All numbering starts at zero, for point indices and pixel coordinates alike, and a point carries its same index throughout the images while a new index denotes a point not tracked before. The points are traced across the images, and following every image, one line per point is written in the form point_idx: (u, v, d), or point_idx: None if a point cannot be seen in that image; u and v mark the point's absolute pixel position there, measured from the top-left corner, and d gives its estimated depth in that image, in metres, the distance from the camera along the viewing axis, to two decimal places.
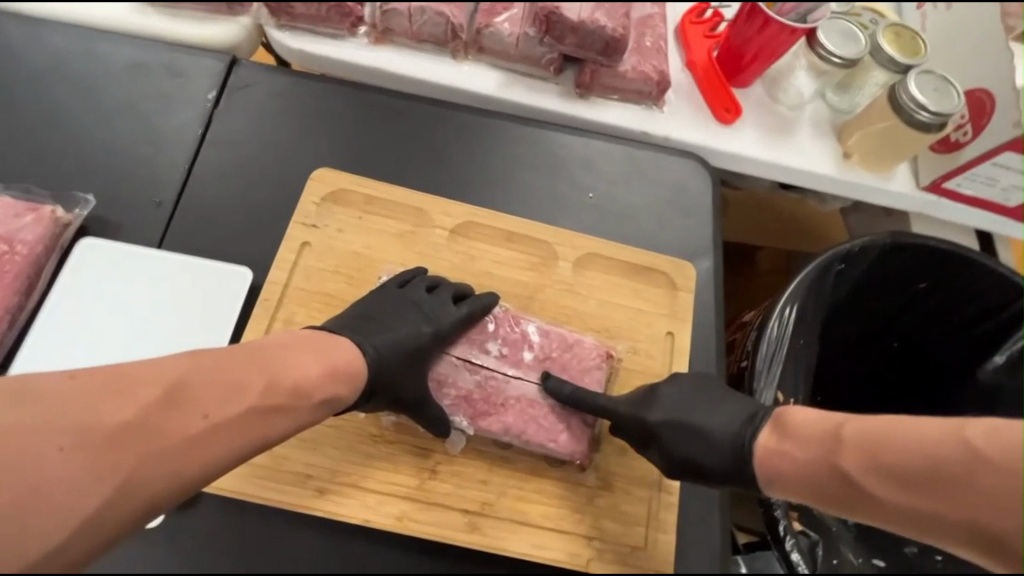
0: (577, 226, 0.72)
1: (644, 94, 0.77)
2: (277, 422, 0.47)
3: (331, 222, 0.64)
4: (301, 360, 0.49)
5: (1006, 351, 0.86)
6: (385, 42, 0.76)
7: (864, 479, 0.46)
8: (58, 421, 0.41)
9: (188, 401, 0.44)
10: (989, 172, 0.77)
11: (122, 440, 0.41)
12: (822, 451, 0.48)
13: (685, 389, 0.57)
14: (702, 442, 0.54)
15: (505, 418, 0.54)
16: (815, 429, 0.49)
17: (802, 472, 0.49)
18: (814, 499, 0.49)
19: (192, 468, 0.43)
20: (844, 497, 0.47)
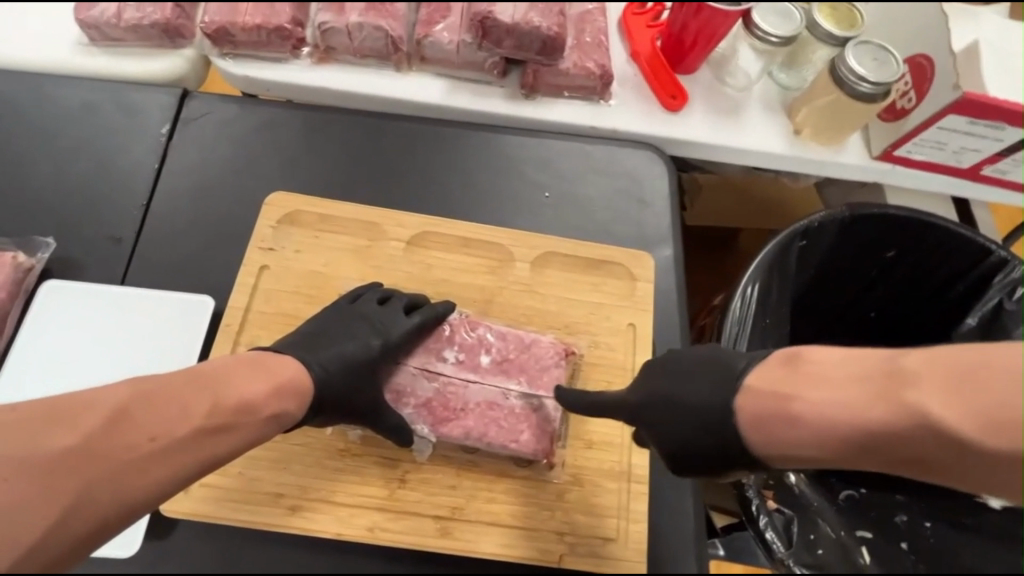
0: (533, 226, 0.72)
1: (588, 90, 0.78)
2: (222, 442, 0.47)
3: (288, 244, 0.64)
4: (244, 380, 0.49)
5: (978, 313, 0.86)
6: (329, 61, 0.78)
7: (942, 417, 0.37)
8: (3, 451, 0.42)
9: (130, 426, 0.44)
10: (937, 136, 0.77)
11: (66, 463, 0.42)
12: (885, 388, 0.40)
13: (672, 364, 0.53)
14: (687, 419, 0.49)
15: (465, 422, 0.55)
16: (871, 370, 0.41)
17: (859, 419, 0.40)
18: (864, 447, 0.40)
19: (136, 488, 0.43)
20: (924, 451, 0.38)
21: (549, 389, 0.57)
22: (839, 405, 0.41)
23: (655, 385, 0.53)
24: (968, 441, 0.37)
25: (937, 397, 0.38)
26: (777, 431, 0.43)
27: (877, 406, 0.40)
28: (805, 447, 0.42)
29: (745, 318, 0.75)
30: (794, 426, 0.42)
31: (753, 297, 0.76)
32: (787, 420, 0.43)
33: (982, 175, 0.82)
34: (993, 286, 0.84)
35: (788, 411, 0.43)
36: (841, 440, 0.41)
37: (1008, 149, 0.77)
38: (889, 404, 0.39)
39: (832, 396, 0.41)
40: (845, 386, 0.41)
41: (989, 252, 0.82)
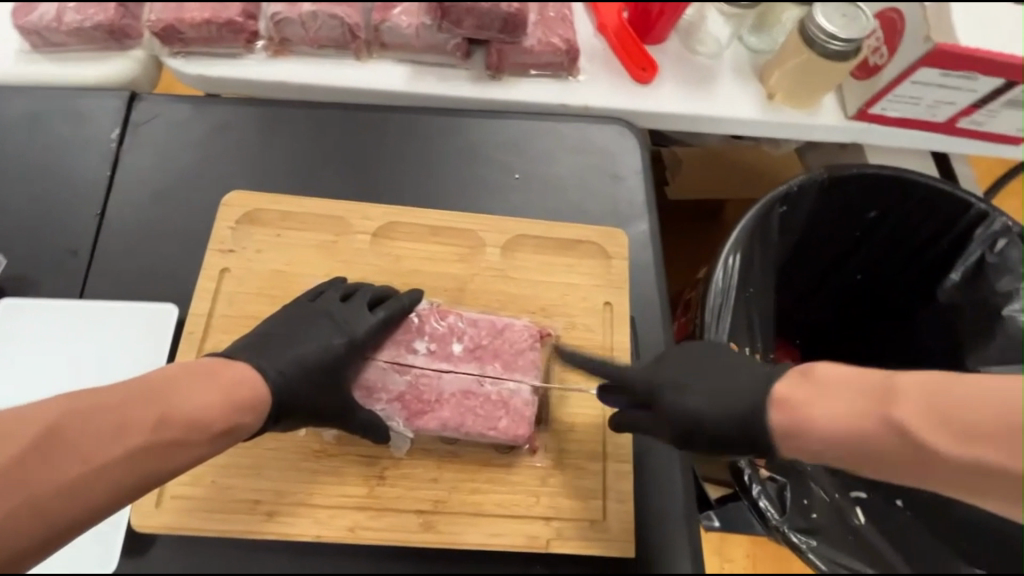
0: (503, 210, 0.71)
1: (556, 65, 0.76)
2: (173, 458, 0.46)
3: (249, 243, 0.62)
4: (194, 391, 0.47)
5: (960, 268, 0.85)
6: (286, 53, 0.75)
7: (924, 432, 0.42)
8: None
9: (73, 437, 0.43)
10: (911, 91, 0.76)
11: (14, 465, 0.42)
12: (877, 403, 0.44)
13: (691, 354, 0.56)
14: (704, 407, 0.53)
15: (442, 414, 0.54)
16: (869, 384, 0.45)
17: (855, 429, 0.45)
18: (860, 455, 0.45)
19: (82, 500, 0.43)
20: (911, 460, 0.43)
21: (524, 372, 0.56)
22: (838, 413, 0.45)
23: (676, 375, 0.54)
24: (945, 454, 0.41)
25: (924, 414, 0.42)
26: (789, 433, 0.48)
27: (869, 416, 0.44)
28: (806, 446, 0.47)
29: (728, 289, 0.74)
30: (804, 430, 0.47)
31: (735, 267, 0.75)
32: (797, 426, 0.47)
33: (956, 128, 0.81)
34: (975, 239, 0.83)
35: (799, 418, 0.47)
36: (841, 445, 0.45)
37: (983, 100, 0.76)
38: (879, 416, 0.44)
39: (834, 409, 0.46)
40: (844, 400, 0.46)
41: (969, 205, 0.81)
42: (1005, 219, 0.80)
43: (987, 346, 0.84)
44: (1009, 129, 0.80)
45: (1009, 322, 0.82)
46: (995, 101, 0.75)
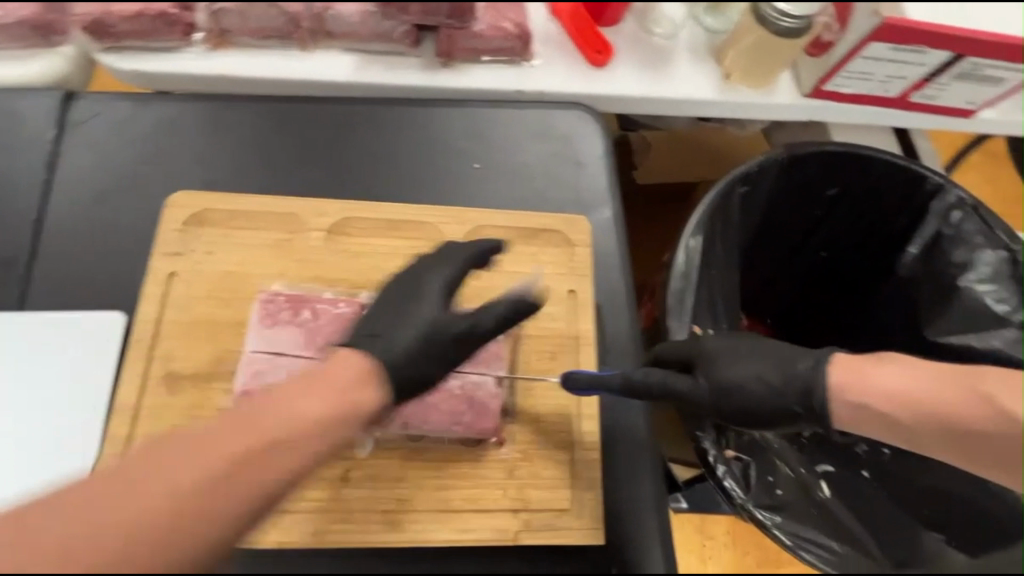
0: (463, 201, 0.69)
1: (509, 51, 0.75)
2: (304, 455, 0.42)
3: (198, 245, 0.59)
4: (299, 399, 0.44)
5: (919, 241, 0.87)
6: (227, 45, 0.73)
7: (1004, 404, 0.53)
8: (98, 501, 0.39)
9: (159, 468, 0.40)
10: (863, 67, 0.76)
11: (71, 510, 0.39)
12: (959, 380, 0.55)
13: (728, 341, 0.61)
14: (759, 371, 0.59)
15: (404, 413, 0.53)
16: (935, 371, 0.56)
17: (922, 395, 0.55)
18: (909, 418, 0.55)
19: (154, 532, 0.38)
20: (951, 423, 0.54)
21: (489, 366, 0.56)
22: (905, 383, 0.55)
23: (722, 345, 0.61)
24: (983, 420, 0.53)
25: (1001, 391, 0.53)
26: (857, 394, 0.56)
27: (947, 389, 0.55)
28: (861, 409, 0.56)
29: (690, 273, 0.75)
30: (872, 389, 0.55)
31: (697, 249, 0.76)
32: (867, 387, 0.56)
33: (911, 102, 0.83)
34: (931, 212, 0.84)
35: (871, 380, 0.56)
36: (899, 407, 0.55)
37: (933, 73, 0.77)
38: (957, 388, 0.54)
39: (913, 379, 0.56)
40: (924, 375, 0.56)
41: (924, 178, 0.83)
42: (959, 192, 0.82)
43: (944, 318, 0.85)
44: (960, 101, 0.81)
45: (966, 294, 0.83)
46: (945, 74, 0.77)
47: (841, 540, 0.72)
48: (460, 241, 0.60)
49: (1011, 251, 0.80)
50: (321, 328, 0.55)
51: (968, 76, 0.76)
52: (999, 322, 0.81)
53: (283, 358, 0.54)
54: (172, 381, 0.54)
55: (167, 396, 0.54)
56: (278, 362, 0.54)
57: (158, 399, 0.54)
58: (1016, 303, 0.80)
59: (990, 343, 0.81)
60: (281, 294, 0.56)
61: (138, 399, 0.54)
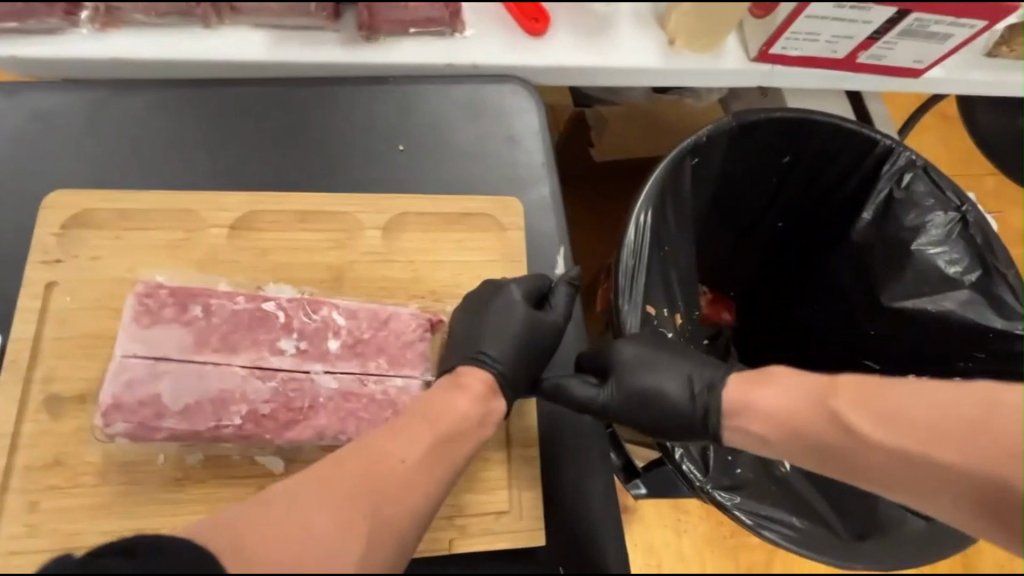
0: (386, 186, 0.64)
1: (435, 21, 0.65)
2: (437, 483, 0.48)
3: (82, 251, 0.57)
4: (411, 432, 0.49)
5: (873, 206, 0.84)
6: (117, 24, 0.63)
7: (854, 415, 0.55)
8: (344, 488, 0.44)
9: (330, 485, 0.44)
10: (808, 27, 0.72)
11: (326, 499, 0.43)
12: (817, 393, 0.57)
13: (648, 350, 0.61)
14: (665, 389, 0.60)
15: (318, 422, 0.52)
16: (805, 386, 0.58)
17: (793, 412, 0.57)
18: (785, 434, 0.57)
19: (392, 513, 0.45)
20: (821, 438, 0.56)
21: (413, 366, 0.55)
22: (781, 402, 0.58)
23: (641, 356, 0.60)
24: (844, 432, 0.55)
25: (851, 402, 0.55)
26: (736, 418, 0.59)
27: (807, 406, 0.57)
28: (743, 431, 0.59)
29: (641, 252, 0.71)
30: (748, 411, 0.59)
31: (648, 225, 0.72)
32: (744, 408, 0.59)
33: (858, 63, 0.80)
34: (884, 175, 0.81)
35: (748, 400, 0.59)
36: (775, 425, 0.57)
37: (878, 31, 0.74)
38: (814, 403, 0.57)
39: (780, 397, 0.58)
40: (792, 391, 0.58)
41: (875, 142, 0.80)
42: (910, 154, 0.80)
43: (898, 280, 0.83)
44: (908, 60, 0.79)
45: (920, 257, 0.81)
46: (890, 32, 0.74)
47: (802, 516, 0.70)
48: (377, 239, 0.61)
49: (962, 212, 0.79)
50: (214, 327, 0.54)
51: (914, 33, 0.74)
52: (952, 283, 0.80)
53: (164, 363, 0.53)
54: (55, 405, 0.53)
55: (48, 422, 0.52)
56: (159, 370, 0.52)
57: (36, 433, 0.52)
58: (969, 263, 0.79)
59: (943, 306, 0.80)
60: (162, 289, 0.54)
61: (15, 427, 0.52)
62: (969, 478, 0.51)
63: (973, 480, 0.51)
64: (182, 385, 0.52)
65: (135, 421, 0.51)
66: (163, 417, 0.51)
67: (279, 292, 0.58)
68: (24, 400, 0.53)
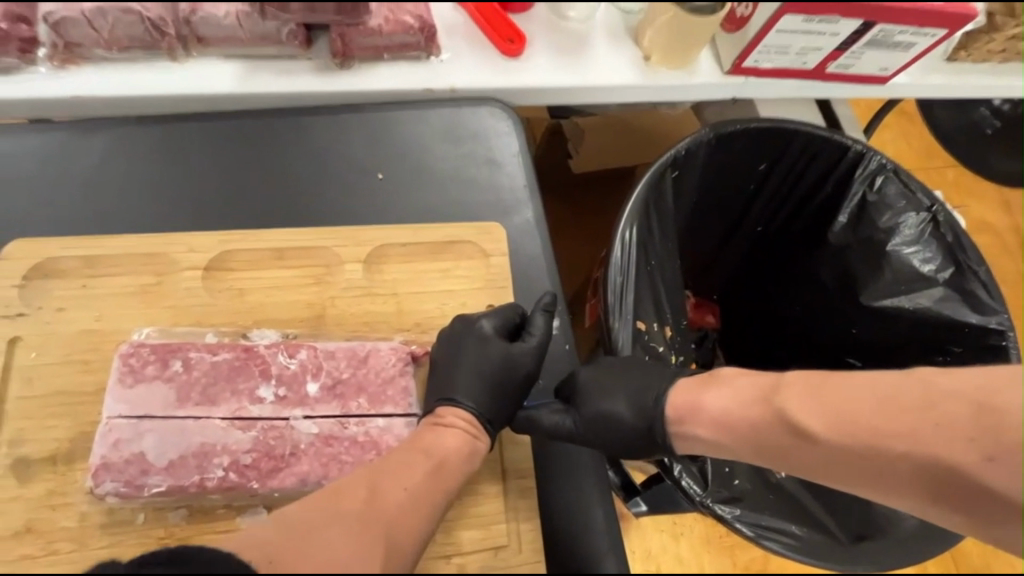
0: (362, 213, 0.63)
1: (411, 47, 0.66)
2: (438, 508, 0.47)
3: (47, 302, 0.55)
4: (410, 461, 0.48)
5: (847, 209, 0.85)
6: (78, 60, 0.63)
7: (796, 413, 0.53)
8: (360, 509, 0.43)
9: (347, 502, 0.43)
10: (778, 41, 0.74)
11: (346, 515, 0.42)
12: (761, 397, 0.56)
13: (602, 369, 0.60)
14: (621, 411, 0.59)
15: (300, 469, 0.50)
16: (751, 390, 0.56)
17: (745, 414, 0.56)
18: (739, 435, 0.56)
19: (406, 533, 0.44)
20: (772, 438, 0.54)
21: (395, 403, 0.54)
22: (730, 405, 0.56)
23: (600, 378, 0.59)
24: (789, 428, 0.54)
25: (797, 399, 0.53)
26: (691, 423, 0.58)
27: (753, 408, 0.55)
28: (697, 437, 0.58)
29: (628, 268, 0.71)
30: (702, 413, 0.57)
31: (633, 240, 0.72)
32: (697, 411, 0.58)
33: (827, 73, 0.81)
34: (856, 179, 0.83)
35: (698, 404, 0.58)
36: (727, 430, 0.56)
37: (846, 43, 0.75)
38: (761, 406, 0.55)
39: (726, 401, 0.57)
40: (737, 395, 0.57)
41: (847, 147, 0.81)
42: (880, 158, 0.81)
43: (877, 281, 0.84)
44: (873, 69, 0.81)
45: (895, 258, 0.83)
46: (857, 43, 0.75)
47: (801, 523, 0.70)
48: (359, 272, 0.59)
49: (932, 213, 0.80)
50: (195, 381, 0.52)
51: (880, 43, 0.75)
52: (927, 281, 0.81)
53: (149, 421, 0.50)
54: (24, 468, 0.50)
55: (18, 487, 0.49)
56: (143, 428, 0.50)
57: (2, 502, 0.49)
58: (942, 262, 0.80)
59: (920, 303, 0.81)
60: (144, 345, 0.52)
61: None
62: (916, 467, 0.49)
63: (912, 472, 0.49)
64: (166, 442, 0.50)
65: (124, 479, 0.48)
66: (149, 475, 0.49)
67: (262, 336, 0.56)
68: None
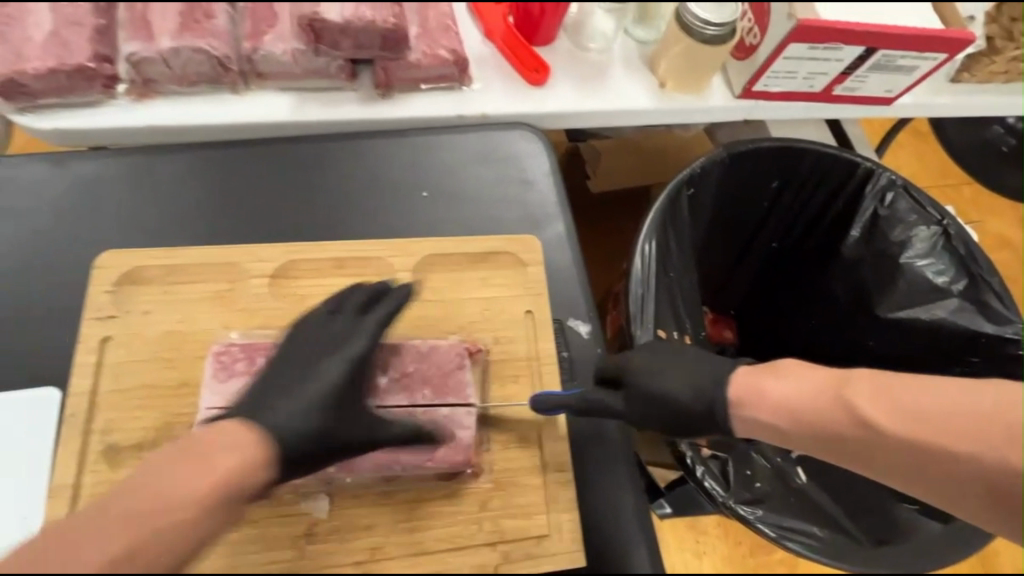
0: (409, 226, 0.69)
1: (447, 78, 0.75)
2: (220, 509, 0.42)
3: (132, 306, 0.61)
4: (188, 468, 0.42)
5: (859, 223, 0.89)
6: (152, 94, 0.72)
7: (863, 407, 0.51)
8: (159, 497, 0.41)
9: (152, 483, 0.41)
10: (786, 66, 0.79)
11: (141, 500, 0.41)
12: (827, 388, 0.54)
13: (654, 353, 0.62)
14: (672, 389, 0.59)
15: (374, 454, 0.56)
16: (816, 380, 0.55)
17: (807, 402, 0.54)
18: (799, 424, 0.54)
19: (184, 528, 0.41)
20: (834, 428, 0.53)
21: (455, 393, 0.59)
22: (793, 392, 0.55)
23: (648, 360, 0.61)
24: (854, 421, 0.52)
25: (865, 394, 0.52)
26: (749, 407, 0.56)
27: (818, 396, 0.54)
28: (757, 423, 0.56)
29: (648, 279, 0.75)
30: (761, 399, 0.56)
31: (653, 253, 0.76)
32: (757, 397, 0.56)
33: (834, 95, 0.86)
34: (866, 195, 0.87)
35: (759, 390, 0.56)
36: (785, 417, 0.54)
37: (850, 67, 0.81)
38: (827, 395, 0.53)
39: (789, 388, 0.55)
40: (800, 383, 0.55)
41: (857, 164, 0.86)
42: (889, 174, 0.85)
43: (892, 294, 0.87)
44: (880, 91, 0.86)
45: (909, 270, 0.86)
46: (861, 67, 0.80)
47: (822, 525, 0.72)
48: (409, 280, 0.65)
49: (943, 226, 0.84)
50: None
51: (883, 67, 0.80)
52: (941, 292, 0.84)
53: (232, 413, 0.55)
54: (114, 455, 0.56)
55: (108, 472, 0.55)
56: (227, 417, 0.55)
57: (95, 486, 0.54)
58: (955, 273, 0.83)
59: (935, 315, 0.84)
60: (234, 344, 0.58)
61: (76, 478, 0.54)
62: (986, 474, 0.47)
63: (978, 479, 0.48)
64: None
65: None
66: None
67: None
68: (85, 452, 0.56)
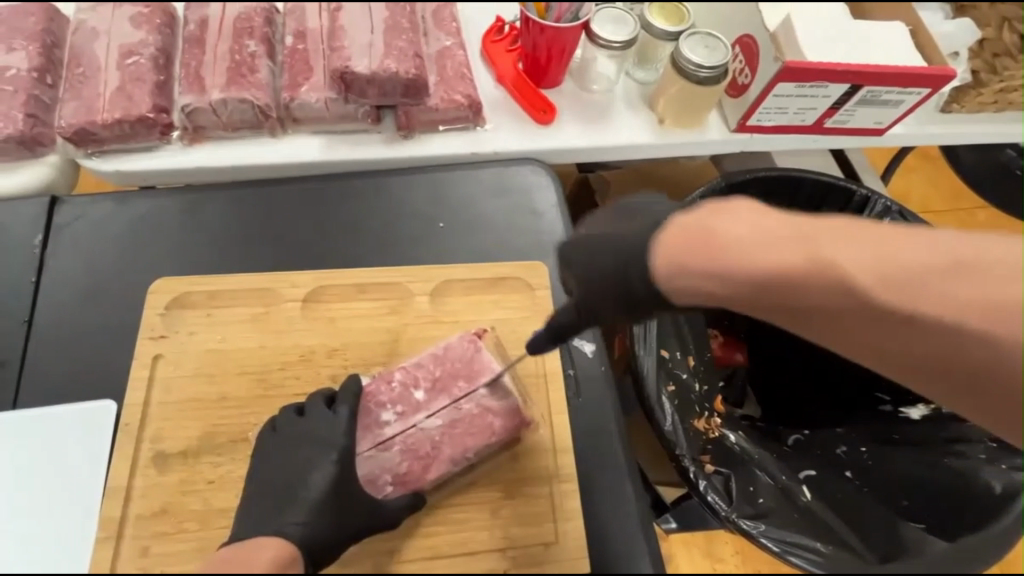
0: (429, 254, 0.76)
1: (463, 119, 0.83)
2: None
3: (180, 326, 0.68)
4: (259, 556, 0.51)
5: None
6: (201, 139, 0.81)
7: (836, 262, 0.44)
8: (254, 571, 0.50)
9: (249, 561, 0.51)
10: (777, 103, 0.85)
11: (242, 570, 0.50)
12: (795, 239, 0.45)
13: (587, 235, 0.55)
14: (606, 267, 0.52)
15: (446, 455, 0.61)
16: (777, 226, 0.46)
17: (770, 254, 0.45)
18: (755, 281, 0.45)
19: None
20: (801, 284, 0.45)
21: (480, 374, 0.64)
22: (750, 236, 0.45)
23: (584, 244, 0.55)
24: (822, 275, 0.44)
25: (840, 247, 0.45)
26: (696, 262, 0.46)
27: (785, 247, 0.45)
28: (706, 277, 0.46)
29: None
30: (713, 253, 0.46)
31: None
32: (709, 252, 0.46)
33: (827, 127, 0.92)
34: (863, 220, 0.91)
35: (710, 242, 0.46)
36: (738, 271, 0.45)
37: (838, 102, 0.86)
38: (795, 248, 0.45)
39: (748, 234, 0.46)
40: (766, 233, 0.46)
41: (853, 193, 0.90)
42: (885, 202, 0.89)
43: None
44: (870, 122, 0.90)
45: None
46: (849, 101, 0.86)
47: (825, 541, 0.73)
48: (427, 308, 0.71)
49: None
50: None
51: (870, 101, 0.86)
52: None
53: (298, 476, 0.58)
54: (162, 461, 0.62)
55: (158, 475, 0.61)
56: (275, 453, 0.59)
57: (145, 488, 0.61)
58: None
59: None
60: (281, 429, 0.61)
61: (129, 481, 0.61)
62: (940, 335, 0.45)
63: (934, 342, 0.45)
64: None
65: None
66: None
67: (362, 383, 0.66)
68: (137, 458, 0.62)
